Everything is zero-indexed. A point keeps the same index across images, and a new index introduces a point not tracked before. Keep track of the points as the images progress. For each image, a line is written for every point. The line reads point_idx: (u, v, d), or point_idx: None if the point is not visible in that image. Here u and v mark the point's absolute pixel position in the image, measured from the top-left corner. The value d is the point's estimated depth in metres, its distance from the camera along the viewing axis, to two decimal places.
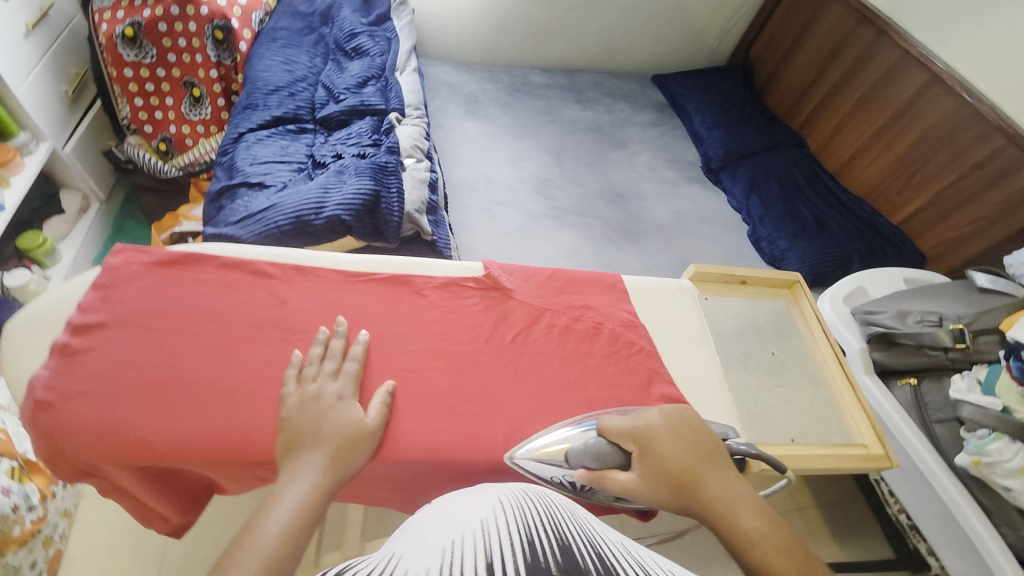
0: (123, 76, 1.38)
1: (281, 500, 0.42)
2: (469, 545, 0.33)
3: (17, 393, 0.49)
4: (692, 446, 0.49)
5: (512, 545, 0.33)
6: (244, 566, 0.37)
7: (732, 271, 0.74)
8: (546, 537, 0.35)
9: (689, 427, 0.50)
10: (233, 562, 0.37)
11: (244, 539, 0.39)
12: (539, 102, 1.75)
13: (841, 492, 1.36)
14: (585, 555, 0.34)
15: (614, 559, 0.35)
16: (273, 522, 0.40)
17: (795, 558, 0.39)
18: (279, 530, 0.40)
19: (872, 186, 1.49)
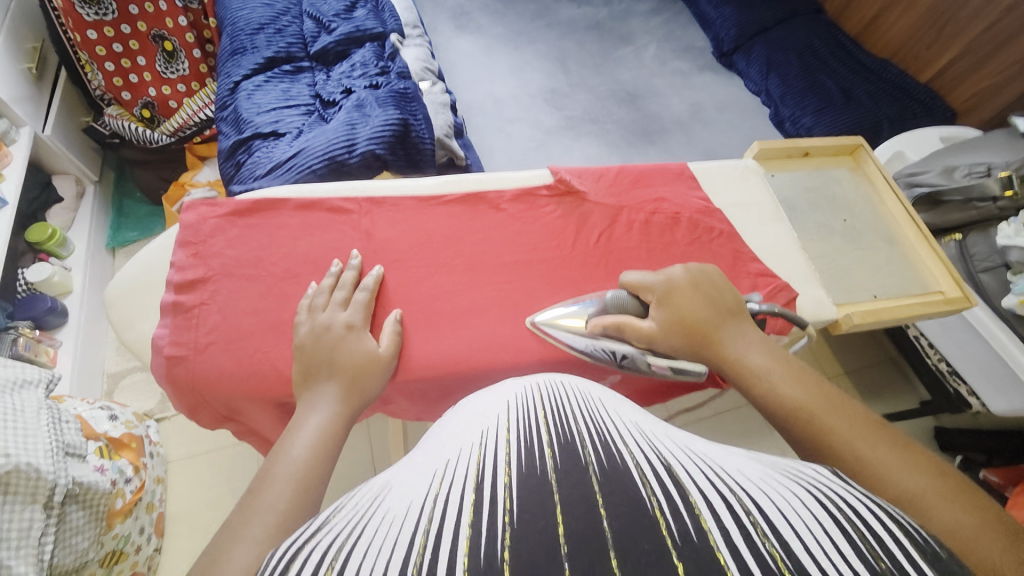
0: (88, 40, 1.26)
1: (303, 427, 0.43)
2: (512, 428, 0.34)
3: (145, 354, 0.52)
4: (711, 303, 0.50)
5: (553, 426, 0.34)
6: (277, 489, 0.37)
7: (797, 143, 0.73)
8: (581, 414, 0.36)
9: (710, 286, 0.51)
10: (265, 486, 0.38)
11: (273, 467, 0.40)
12: (531, 3, 1.61)
13: (869, 357, 1.44)
14: (590, 446, 0.31)
15: (615, 438, 0.32)
16: (297, 448, 0.41)
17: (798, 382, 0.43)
18: (304, 455, 0.40)
19: (898, 45, 1.43)
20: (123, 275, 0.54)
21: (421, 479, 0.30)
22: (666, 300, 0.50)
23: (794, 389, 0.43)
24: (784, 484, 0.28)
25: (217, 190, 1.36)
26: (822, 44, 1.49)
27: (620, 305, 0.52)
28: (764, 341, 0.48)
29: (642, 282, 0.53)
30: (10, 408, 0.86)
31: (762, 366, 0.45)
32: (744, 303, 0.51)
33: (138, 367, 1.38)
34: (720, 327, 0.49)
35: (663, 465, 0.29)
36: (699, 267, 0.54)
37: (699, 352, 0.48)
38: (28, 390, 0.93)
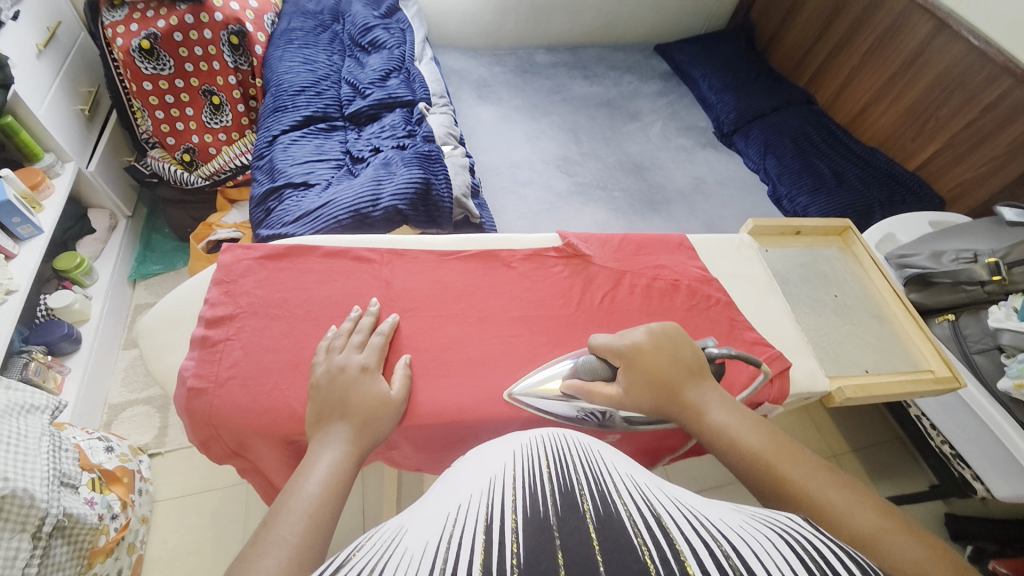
0: (143, 90, 1.38)
1: (315, 464, 0.45)
2: (517, 478, 0.36)
3: (169, 384, 0.54)
4: (674, 363, 0.55)
5: (555, 477, 0.36)
6: (290, 525, 0.40)
7: (789, 223, 0.78)
8: (582, 466, 0.39)
9: (673, 344, 0.56)
10: (279, 519, 0.41)
11: (287, 500, 0.42)
12: (548, 81, 1.77)
13: (874, 435, 1.43)
14: (588, 495, 0.34)
15: (614, 493, 0.35)
16: (311, 483, 0.43)
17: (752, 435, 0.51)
18: (317, 491, 0.43)
19: (886, 135, 1.54)
20: (158, 308, 0.58)
21: (435, 522, 0.32)
22: (632, 361, 0.55)
23: (755, 442, 0.50)
24: (765, 534, 0.32)
25: (242, 231, 1.44)
26: (815, 131, 1.61)
27: (590, 370, 0.55)
28: (722, 395, 0.54)
29: (603, 344, 0.56)
30: (12, 433, 0.88)
31: (723, 420, 0.52)
32: (702, 356, 0.56)
33: (140, 398, 1.39)
34: (684, 384, 0.54)
35: (653, 518, 0.32)
36: (661, 328, 0.57)
37: (667, 411, 0.53)
38: (33, 416, 0.95)
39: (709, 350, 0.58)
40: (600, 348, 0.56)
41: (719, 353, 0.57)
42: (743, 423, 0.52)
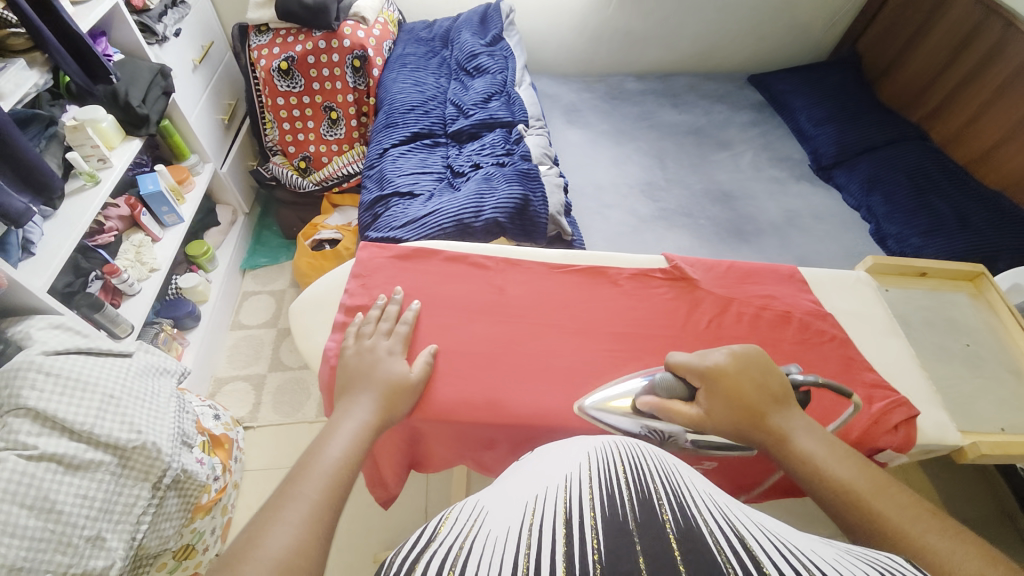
0: (276, 104, 1.58)
1: (338, 431, 0.49)
2: (595, 477, 0.38)
3: (314, 361, 0.62)
4: (760, 386, 0.53)
5: (633, 481, 0.37)
6: (311, 482, 0.44)
7: (913, 263, 0.74)
8: (659, 473, 0.39)
9: (760, 367, 0.55)
10: (303, 474, 0.45)
11: (310, 460, 0.47)
12: (637, 108, 1.79)
13: (979, 510, 1.26)
14: (665, 506, 0.34)
15: (694, 507, 0.35)
16: (333, 448, 0.48)
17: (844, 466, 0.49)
18: (338, 456, 0.47)
19: (1014, 178, 1.41)
20: (305, 295, 0.67)
21: (514, 510, 0.35)
22: (710, 381, 0.54)
23: (847, 475, 0.47)
24: (862, 566, 0.30)
25: (342, 233, 1.55)
26: (932, 169, 1.50)
27: (668, 388, 0.55)
28: (811, 425, 0.52)
29: (680, 361, 0.56)
30: (146, 392, 0.98)
31: (810, 449, 0.50)
32: (791, 387, 0.54)
33: (241, 375, 1.54)
34: (769, 410, 0.52)
35: (738, 539, 0.31)
36: (748, 350, 0.56)
37: (749, 434, 0.52)
38: (164, 378, 1.06)
39: (794, 376, 0.56)
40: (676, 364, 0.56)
41: (805, 380, 0.55)
42: (835, 457, 0.49)
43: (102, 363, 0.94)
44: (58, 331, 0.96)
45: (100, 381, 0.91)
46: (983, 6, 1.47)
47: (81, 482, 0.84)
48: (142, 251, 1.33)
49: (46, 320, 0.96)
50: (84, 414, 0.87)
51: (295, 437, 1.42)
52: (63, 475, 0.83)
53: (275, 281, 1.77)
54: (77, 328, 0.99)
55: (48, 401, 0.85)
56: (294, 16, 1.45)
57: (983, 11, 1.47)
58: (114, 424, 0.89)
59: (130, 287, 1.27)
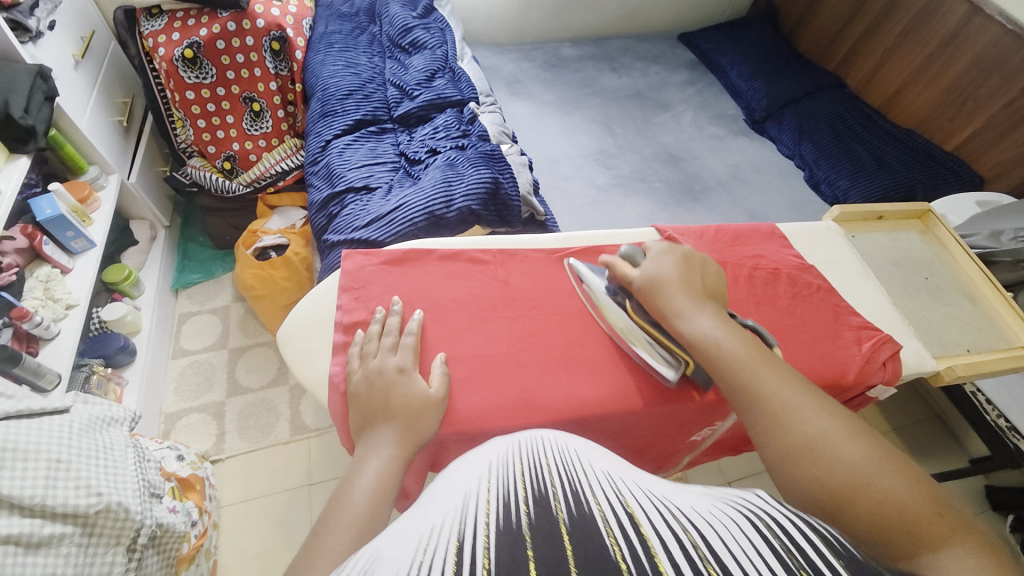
0: (186, 99, 1.39)
1: (362, 470, 0.48)
2: (491, 488, 0.38)
3: (318, 389, 0.58)
4: (690, 276, 0.61)
5: (529, 484, 0.39)
6: (339, 532, 0.42)
7: (873, 208, 0.81)
8: (557, 467, 0.42)
9: (700, 266, 0.62)
10: (329, 526, 0.43)
11: (336, 508, 0.45)
12: (577, 74, 1.74)
13: (913, 415, 1.46)
14: (560, 503, 0.36)
15: (584, 494, 0.37)
16: (357, 491, 0.46)
17: (735, 336, 0.55)
18: (363, 498, 0.45)
19: (922, 116, 1.56)
20: (293, 319, 0.62)
21: (411, 538, 0.33)
22: (655, 266, 0.61)
23: (736, 346, 0.54)
24: (727, 517, 0.35)
25: (287, 236, 1.42)
26: (850, 115, 1.63)
27: (628, 255, 0.63)
28: (717, 313, 0.58)
29: (651, 247, 0.64)
30: (98, 448, 0.86)
31: (706, 328, 0.56)
32: (717, 285, 0.62)
33: (195, 406, 1.39)
34: (687, 295, 0.58)
35: (628, 515, 0.35)
36: (699, 255, 0.64)
37: (663, 311, 0.58)
38: (115, 428, 0.93)
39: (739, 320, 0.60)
40: (645, 250, 0.64)
41: (747, 322, 0.60)
42: (727, 333, 0.56)
43: (40, 425, 0.81)
44: None
45: (43, 446, 0.78)
46: None
47: (46, 561, 0.74)
48: (52, 287, 1.15)
49: None
50: (32, 487, 0.74)
51: (269, 462, 1.32)
52: (24, 557, 0.72)
53: (215, 297, 1.60)
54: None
55: None
56: None
57: None
58: (69, 491, 0.77)
59: (47, 330, 1.09)
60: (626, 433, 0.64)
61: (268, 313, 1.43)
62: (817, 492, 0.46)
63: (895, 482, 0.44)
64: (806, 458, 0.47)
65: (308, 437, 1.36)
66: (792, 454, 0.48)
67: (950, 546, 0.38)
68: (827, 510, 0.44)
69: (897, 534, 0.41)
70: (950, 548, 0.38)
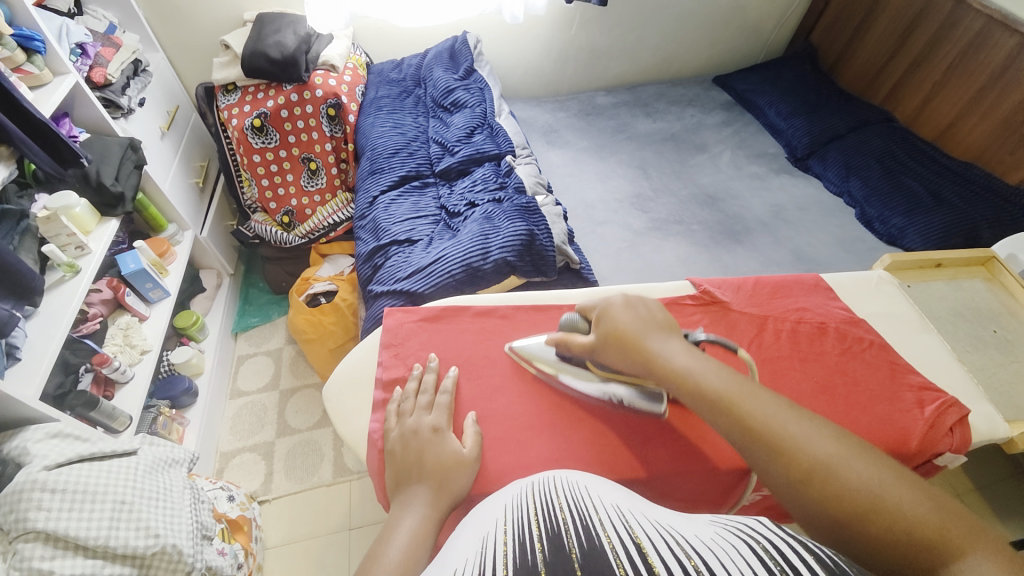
0: (252, 162, 1.55)
1: (397, 529, 0.49)
2: (509, 531, 0.41)
3: (359, 444, 0.63)
4: (641, 320, 0.60)
5: (544, 521, 0.41)
6: None
7: (931, 258, 0.94)
8: (568, 504, 0.44)
9: (644, 307, 0.62)
10: None
11: (372, 566, 0.46)
12: (612, 121, 1.78)
13: (1000, 472, 1.31)
14: (573, 537, 0.38)
15: (597, 528, 0.39)
16: (393, 550, 0.47)
17: (710, 367, 0.55)
18: (398, 557, 0.46)
19: (980, 149, 1.48)
20: (338, 375, 0.68)
21: None
22: (603, 318, 0.61)
23: (713, 377, 0.54)
24: (734, 542, 0.35)
25: (337, 283, 1.51)
26: (901, 149, 1.56)
27: (570, 324, 0.64)
28: (687, 345, 0.58)
29: (588, 304, 0.64)
30: (159, 489, 0.92)
31: (676, 358, 0.56)
32: (672, 320, 0.61)
33: (247, 446, 1.46)
34: (651, 336, 0.58)
35: (633, 543, 0.36)
36: (637, 295, 0.63)
37: (635, 361, 0.57)
38: (174, 470, 1.00)
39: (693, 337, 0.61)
40: (584, 309, 0.65)
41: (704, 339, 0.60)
42: (702, 365, 0.55)
43: (110, 467, 0.88)
44: (55, 439, 0.89)
45: (108, 488, 0.85)
46: None
47: None
48: (130, 333, 1.28)
49: (40, 429, 0.89)
50: (97, 528, 0.81)
51: (313, 504, 1.35)
52: None
53: (270, 339, 1.71)
54: (76, 433, 0.91)
55: (57, 520, 0.78)
56: (262, 71, 1.44)
57: None
58: (130, 532, 0.83)
59: (124, 374, 1.21)
60: (665, 495, 0.63)
61: (316, 356, 1.49)
62: (829, 520, 0.45)
63: (893, 488, 0.45)
64: (812, 480, 0.47)
65: (349, 480, 1.39)
66: (795, 480, 0.48)
67: (965, 552, 0.39)
68: (844, 532, 0.44)
69: (916, 549, 0.41)
70: (967, 556, 0.39)
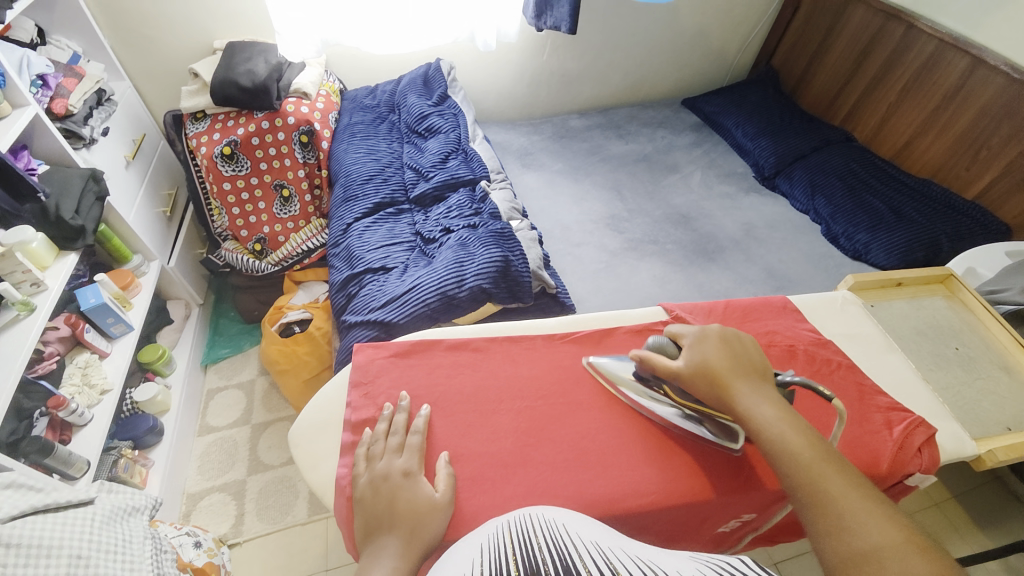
0: (223, 190, 1.52)
1: None
2: (483, 570, 0.39)
3: (327, 491, 0.60)
4: (735, 360, 0.62)
5: (522, 560, 0.40)
6: None
7: (892, 277, 0.97)
8: (546, 540, 0.43)
9: (737, 345, 0.63)
10: None
11: None
12: (585, 144, 1.81)
13: (973, 479, 1.34)
14: (553, 574, 0.37)
15: (578, 564, 0.38)
16: None
17: (794, 425, 0.56)
18: None
19: (937, 165, 1.55)
20: (305, 418, 0.66)
21: None
22: (696, 350, 0.63)
23: (792, 437, 0.55)
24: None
25: (311, 311, 1.47)
26: (861, 168, 1.63)
27: (659, 346, 0.66)
28: (775, 398, 0.59)
29: (680, 331, 0.66)
30: (117, 541, 0.86)
31: (760, 411, 0.57)
32: (767, 367, 0.62)
33: (217, 485, 1.39)
34: (740, 383, 0.60)
35: None
36: (732, 331, 0.65)
37: (718, 397, 0.60)
38: (136, 518, 0.94)
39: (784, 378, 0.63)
40: (674, 334, 0.67)
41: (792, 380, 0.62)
42: (788, 425, 0.56)
43: (63, 519, 0.82)
44: (8, 490, 0.82)
45: (64, 542, 0.79)
46: (880, 16, 1.63)
47: None
48: (89, 371, 1.21)
49: None
50: None
51: (288, 544, 1.29)
52: None
53: (242, 371, 1.65)
54: (30, 483, 0.85)
55: None
56: (233, 99, 1.42)
57: (880, 21, 1.63)
58: None
59: (82, 417, 1.14)
60: (643, 528, 0.62)
61: (290, 387, 1.44)
62: None
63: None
64: (854, 564, 0.46)
65: (326, 517, 1.33)
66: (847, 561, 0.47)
67: None
68: None
69: None
70: None
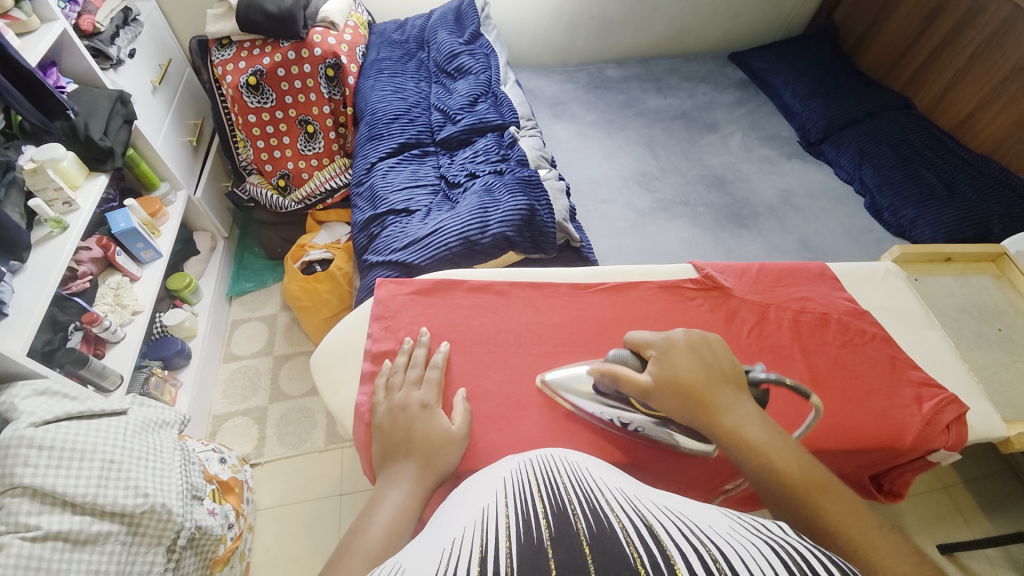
0: (248, 122, 1.49)
1: (383, 503, 0.48)
2: (510, 503, 0.40)
3: (347, 415, 0.62)
4: (704, 366, 0.55)
5: (546, 498, 0.40)
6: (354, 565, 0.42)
7: (941, 252, 0.92)
8: (571, 482, 0.44)
9: (707, 349, 0.56)
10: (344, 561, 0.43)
11: (352, 544, 0.45)
12: (621, 95, 1.72)
13: (986, 466, 1.32)
14: (582, 514, 0.37)
15: (606, 508, 0.38)
16: (375, 526, 0.46)
17: (780, 442, 0.51)
18: (380, 534, 0.45)
19: (998, 141, 1.43)
20: (328, 346, 0.67)
21: (431, 557, 0.34)
22: (663, 362, 0.55)
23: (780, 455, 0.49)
24: (749, 537, 0.35)
25: (332, 252, 1.48)
26: (919, 138, 1.51)
27: (619, 358, 0.58)
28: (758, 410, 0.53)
29: (640, 341, 0.59)
30: (149, 449, 0.92)
31: (744, 424, 0.51)
32: (740, 370, 0.56)
33: (240, 410, 1.47)
34: (719, 392, 0.53)
35: (646, 527, 0.35)
36: (698, 333, 0.58)
37: (698, 415, 0.52)
38: (165, 431, 0.99)
39: (754, 374, 0.56)
40: (636, 344, 0.59)
41: (765, 377, 0.56)
42: (775, 442, 0.51)
43: (98, 426, 0.87)
44: (42, 397, 0.88)
45: (98, 446, 0.84)
46: None
47: (91, 557, 0.79)
48: (121, 293, 1.26)
49: (28, 386, 0.87)
50: (85, 485, 0.81)
51: (305, 469, 1.36)
52: (70, 553, 0.78)
53: (265, 305, 1.69)
54: (65, 391, 0.91)
55: (45, 477, 0.78)
56: (259, 26, 1.37)
57: None
58: (119, 491, 0.83)
59: (114, 334, 1.20)
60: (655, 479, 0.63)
61: (311, 324, 1.48)
62: None
63: None
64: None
65: (341, 447, 1.40)
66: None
67: None
68: None
69: None
70: None
